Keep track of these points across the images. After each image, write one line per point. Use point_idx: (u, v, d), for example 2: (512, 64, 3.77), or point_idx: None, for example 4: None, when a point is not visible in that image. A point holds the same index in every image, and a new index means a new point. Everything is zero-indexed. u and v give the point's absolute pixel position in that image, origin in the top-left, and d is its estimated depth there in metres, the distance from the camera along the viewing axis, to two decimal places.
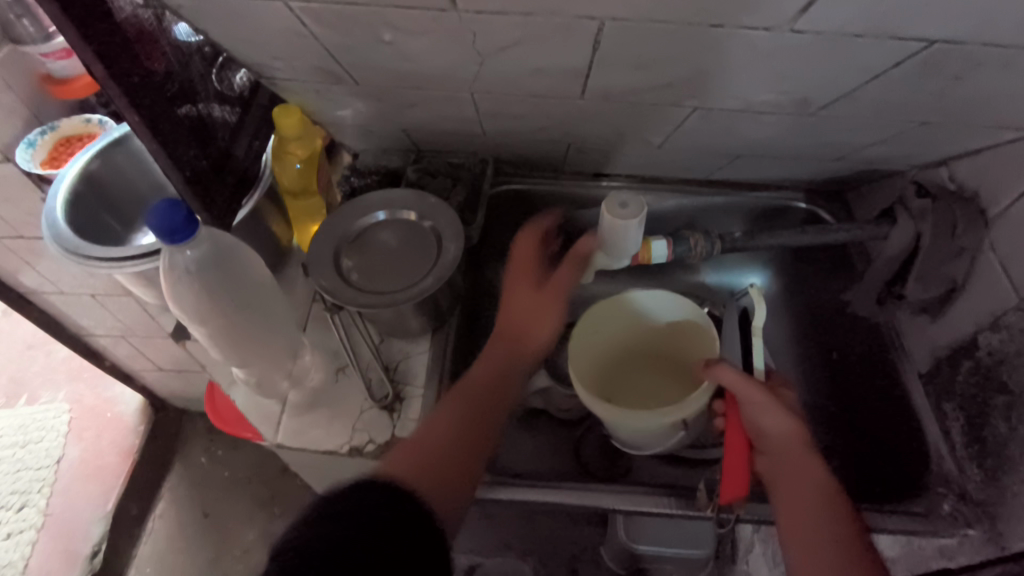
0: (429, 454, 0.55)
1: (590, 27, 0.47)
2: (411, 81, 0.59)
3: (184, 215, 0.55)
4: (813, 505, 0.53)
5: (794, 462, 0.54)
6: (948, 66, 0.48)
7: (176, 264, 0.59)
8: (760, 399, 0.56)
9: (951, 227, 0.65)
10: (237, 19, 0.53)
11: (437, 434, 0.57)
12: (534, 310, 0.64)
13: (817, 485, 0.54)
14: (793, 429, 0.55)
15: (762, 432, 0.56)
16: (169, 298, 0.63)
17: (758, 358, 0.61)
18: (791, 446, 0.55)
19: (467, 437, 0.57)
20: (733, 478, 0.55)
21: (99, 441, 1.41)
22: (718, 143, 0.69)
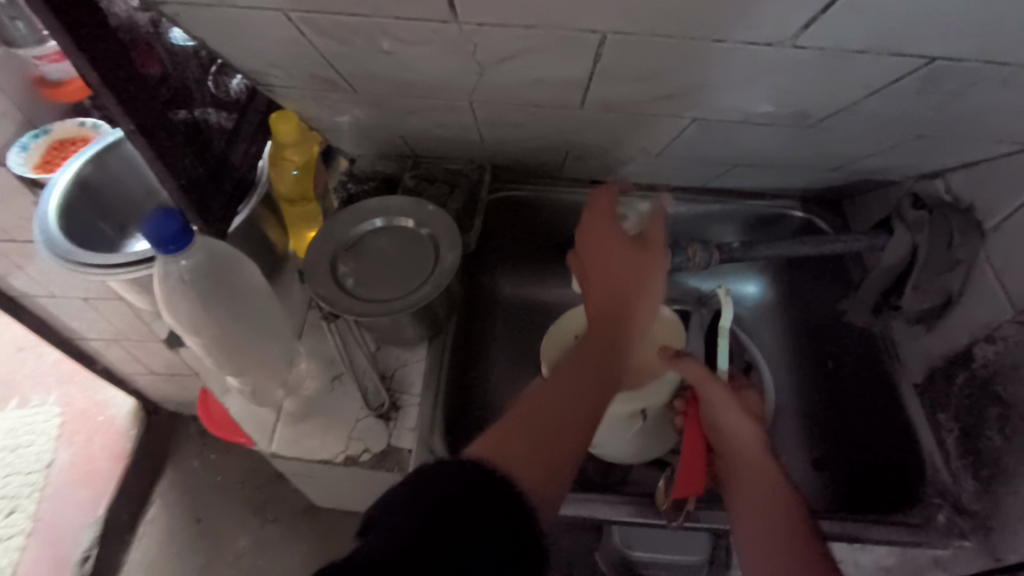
0: (530, 430, 0.46)
1: (591, 40, 0.47)
2: (410, 89, 0.59)
3: (180, 224, 0.54)
4: (764, 492, 0.52)
5: (745, 453, 0.56)
6: (947, 82, 0.48)
7: (170, 273, 0.59)
8: (716, 395, 0.59)
9: (947, 240, 0.65)
10: (235, 27, 0.52)
11: (535, 421, 0.47)
12: (629, 280, 0.58)
13: (768, 474, 0.53)
14: (746, 424, 0.57)
15: (717, 426, 0.58)
16: (164, 307, 0.62)
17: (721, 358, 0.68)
18: (743, 438, 0.57)
19: (568, 422, 0.48)
20: (687, 470, 0.58)
21: (90, 446, 1.40)
22: (716, 152, 0.69)
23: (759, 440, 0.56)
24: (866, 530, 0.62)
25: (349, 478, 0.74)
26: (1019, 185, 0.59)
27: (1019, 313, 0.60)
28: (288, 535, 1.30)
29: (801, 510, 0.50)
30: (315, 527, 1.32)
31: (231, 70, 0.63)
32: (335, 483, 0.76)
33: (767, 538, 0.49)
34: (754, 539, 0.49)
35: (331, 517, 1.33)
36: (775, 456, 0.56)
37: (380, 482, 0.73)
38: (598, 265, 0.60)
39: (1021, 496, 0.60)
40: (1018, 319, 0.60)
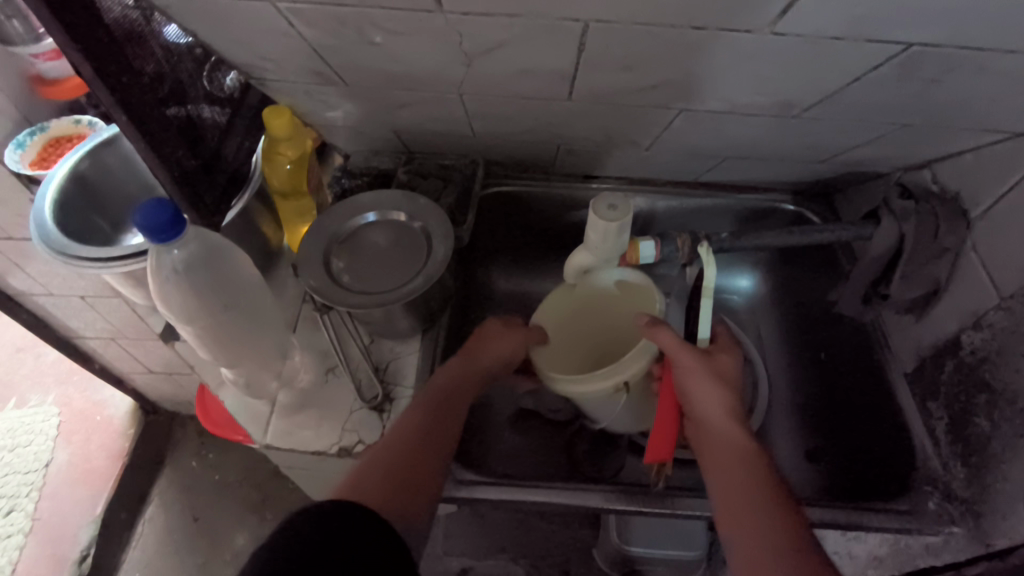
0: (392, 467, 0.54)
1: (575, 29, 0.48)
2: (400, 81, 0.60)
3: (171, 213, 0.55)
4: (733, 462, 0.53)
5: (713, 422, 0.56)
6: (926, 68, 0.49)
7: (163, 263, 0.59)
8: (688, 364, 0.58)
9: (933, 228, 0.66)
10: (225, 20, 0.53)
11: (385, 462, 0.54)
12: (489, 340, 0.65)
13: (736, 441, 0.55)
14: (715, 393, 0.57)
15: (688, 397, 0.58)
16: (158, 299, 0.62)
17: (702, 325, 0.62)
18: (712, 407, 0.57)
19: (425, 454, 0.56)
20: (658, 438, 0.61)
21: (89, 445, 1.40)
22: (704, 145, 0.70)
23: (728, 408, 0.57)
24: (860, 517, 0.63)
25: (343, 470, 0.74)
26: (1003, 173, 0.60)
27: (1004, 300, 0.60)
28: None
29: (771, 480, 0.52)
30: None
31: (225, 66, 0.64)
32: (328, 476, 0.77)
33: (739, 506, 0.51)
34: (726, 508, 0.51)
35: None
36: (743, 422, 0.57)
37: None
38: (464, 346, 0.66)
39: (1009, 481, 0.60)
40: (1003, 306, 0.60)
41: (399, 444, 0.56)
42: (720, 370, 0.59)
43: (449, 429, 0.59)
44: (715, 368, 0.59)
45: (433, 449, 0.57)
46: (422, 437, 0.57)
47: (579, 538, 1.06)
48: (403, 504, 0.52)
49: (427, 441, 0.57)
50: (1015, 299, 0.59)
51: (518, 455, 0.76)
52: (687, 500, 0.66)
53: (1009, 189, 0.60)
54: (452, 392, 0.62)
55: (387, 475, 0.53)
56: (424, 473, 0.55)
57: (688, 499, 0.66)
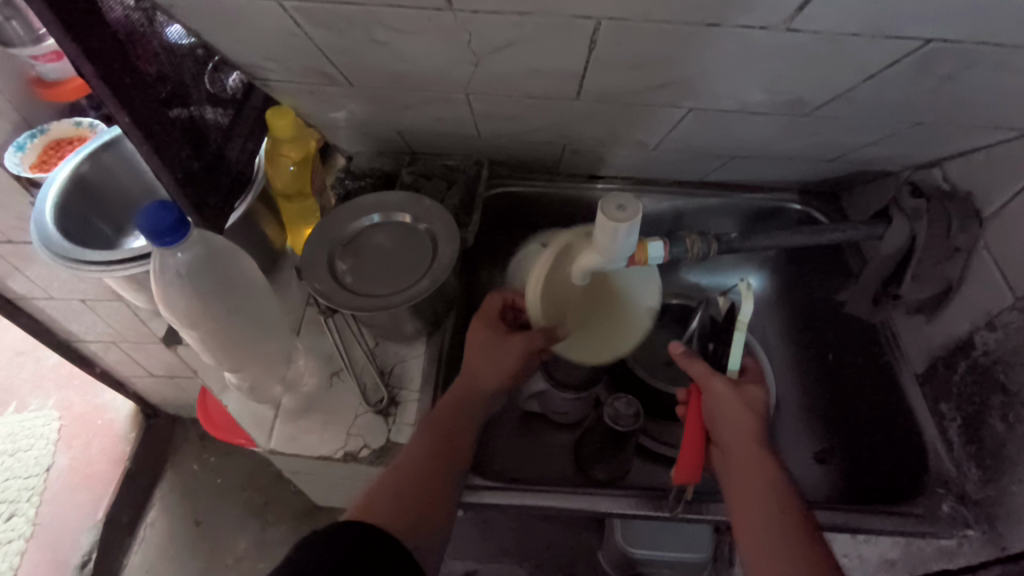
0: (404, 492, 0.55)
1: (587, 27, 0.47)
2: (406, 81, 0.59)
3: (175, 216, 0.54)
4: (761, 496, 0.53)
5: (743, 453, 0.55)
6: (943, 64, 0.48)
7: (167, 266, 0.58)
8: (720, 391, 0.58)
9: (946, 227, 0.65)
10: (228, 21, 0.52)
11: (402, 484, 0.55)
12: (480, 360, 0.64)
13: (764, 469, 0.54)
14: (745, 421, 0.56)
15: (717, 423, 0.57)
16: (160, 302, 0.61)
17: (733, 357, 0.60)
18: (742, 437, 0.56)
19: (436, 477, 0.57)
20: (688, 462, 0.58)
21: (90, 449, 1.40)
22: (712, 144, 0.69)
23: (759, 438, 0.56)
24: (872, 520, 0.62)
25: (347, 475, 0.73)
26: (1016, 172, 0.59)
27: (1018, 300, 0.59)
28: (288, 536, 1.30)
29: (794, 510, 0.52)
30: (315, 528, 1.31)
31: (228, 67, 0.64)
32: (333, 481, 0.76)
33: (766, 542, 0.50)
34: (752, 542, 0.51)
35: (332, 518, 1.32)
36: (773, 453, 0.56)
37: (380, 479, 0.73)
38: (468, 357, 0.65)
39: None
40: (1018, 306, 0.59)
41: (415, 467, 0.57)
42: (750, 398, 0.58)
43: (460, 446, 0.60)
44: (745, 395, 0.58)
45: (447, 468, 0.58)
46: (437, 457, 0.58)
47: (583, 541, 1.05)
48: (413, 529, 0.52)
49: (441, 459, 0.58)
50: None
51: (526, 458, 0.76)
52: (702, 506, 0.65)
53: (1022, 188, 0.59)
54: (464, 406, 0.62)
55: (402, 498, 0.54)
56: (438, 494, 0.56)
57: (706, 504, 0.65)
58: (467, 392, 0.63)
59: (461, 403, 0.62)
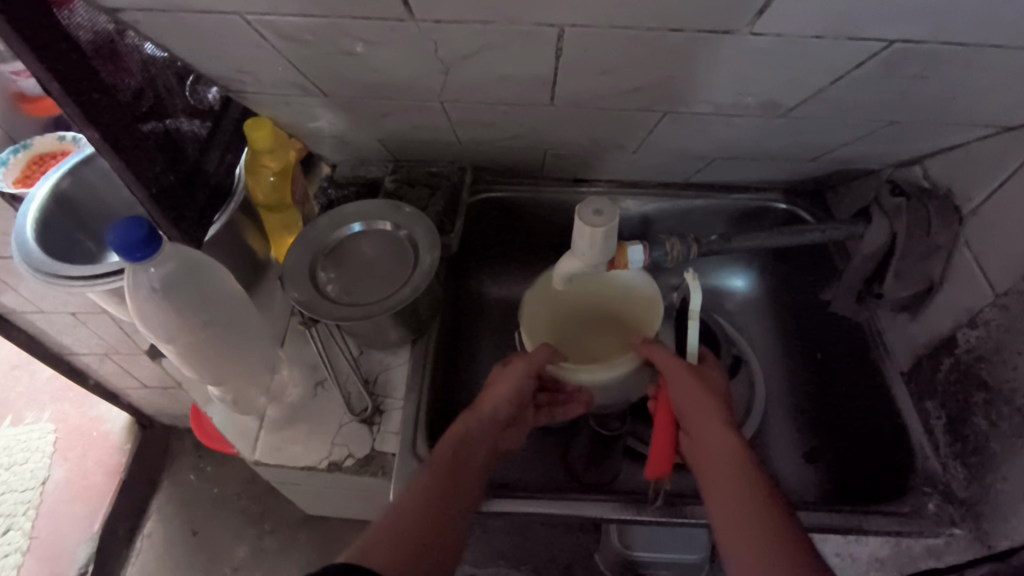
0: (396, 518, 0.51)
1: (551, 34, 0.47)
2: (379, 91, 0.59)
3: (146, 231, 0.54)
4: (730, 473, 0.52)
5: (707, 430, 0.55)
6: (911, 64, 0.48)
7: (140, 282, 0.58)
8: (682, 373, 0.59)
9: (926, 226, 0.65)
10: (195, 36, 0.52)
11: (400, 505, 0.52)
12: (491, 388, 0.63)
13: (733, 447, 0.53)
14: (708, 399, 0.57)
15: (683, 408, 0.58)
16: (137, 318, 0.61)
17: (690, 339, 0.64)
18: (705, 419, 0.56)
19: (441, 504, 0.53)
20: (658, 456, 0.61)
21: (85, 462, 1.40)
22: (693, 146, 0.69)
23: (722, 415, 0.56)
24: (863, 520, 0.61)
25: (333, 485, 0.73)
26: (996, 167, 0.59)
27: (999, 297, 0.59)
28: (285, 545, 1.30)
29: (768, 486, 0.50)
30: (313, 536, 1.31)
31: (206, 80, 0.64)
32: (320, 491, 0.76)
33: (734, 513, 0.49)
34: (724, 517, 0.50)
35: (331, 525, 1.31)
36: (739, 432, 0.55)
37: (367, 488, 0.72)
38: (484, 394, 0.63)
39: (1010, 482, 0.58)
40: (998, 303, 0.59)
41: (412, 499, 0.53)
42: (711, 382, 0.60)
43: (465, 486, 0.56)
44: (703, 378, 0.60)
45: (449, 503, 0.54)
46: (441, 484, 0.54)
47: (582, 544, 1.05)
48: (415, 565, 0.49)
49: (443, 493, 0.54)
50: (1010, 296, 0.58)
51: (514, 464, 0.76)
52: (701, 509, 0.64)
53: (1000, 184, 0.59)
54: (461, 440, 0.58)
55: (398, 542, 0.49)
56: (444, 533, 0.52)
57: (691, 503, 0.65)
58: (474, 433, 0.59)
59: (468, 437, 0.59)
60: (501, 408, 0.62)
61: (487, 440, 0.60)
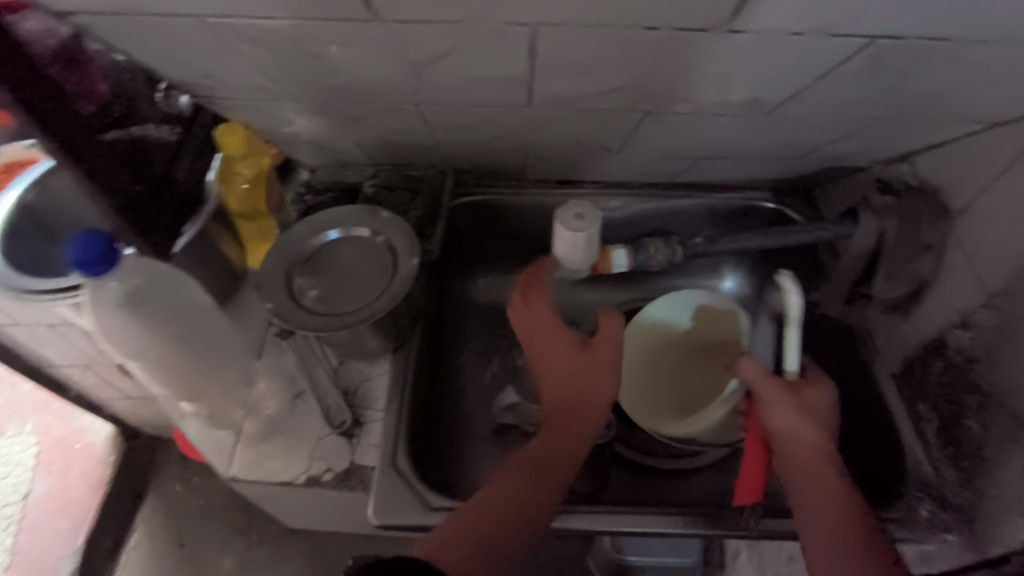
0: (479, 550, 0.50)
1: (522, 33, 0.45)
2: (352, 94, 0.57)
3: (104, 245, 0.51)
4: (837, 515, 0.51)
5: (812, 467, 0.53)
6: (897, 60, 0.47)
7: (103, 297, 0.57)
8: (778, 397, 0.56)
9: (917, 223, 0.63)
10: (154, 39, 0.50)
11: (485, 538, 0.50)
12: (572, 376, 0.57)
13: (837, 489, 0.52)
14: (813, 432, 0.54)
15: (777, 436, 0.55)
16: (102, 335, 0.60)
17: (789, 357, 0.58)
18: (806, 459, 0.54)
19: (508, 538, 0.51)
20: (747, 479, 0.58)
21: (68, 474, 1.37)
22: (678, 146, 0.67)
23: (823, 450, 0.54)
24: None
25: (314, 500, 0.71)
26: (986, 164, 0.58)
27: (989, 297, 0.57)
28: (273, 556, 1.28)
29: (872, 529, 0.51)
30: (302, 546, 1.29)
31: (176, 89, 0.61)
32: (301, 505, 0.73)
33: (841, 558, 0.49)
34: (821, 558, 0.50)
35: (321, 532, 1.29)
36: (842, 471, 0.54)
37: (348, 503, 0.70)
38: (541, 367, 0.59)
39: (1004, 488, 0.56)
40: (989, 304, 0.57)
41: (485, 508, 0.52)
42: (817, 402, 0.56)
43: (543, 499, 0.54)
44: (805, 400, 0.56)
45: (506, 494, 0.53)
46: (516, 505, 0.52)
47: (574, 549, 1.04)
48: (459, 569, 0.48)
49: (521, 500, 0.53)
50: (1001, 297, 0.56)
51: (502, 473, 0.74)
52: (696, 519, 0.62)
53: (990, 182, 0.58)
54: (550, 457, 0.55)
55: (478, 552, 0.50)
56: (511, 530, 0.51)
57: (723, 520, 0.62)
58: (547, 444, 0.56)
59: (541, 451, 0.56)
60: (597, 406, 0.57)
61: (569, 448, 0.56)
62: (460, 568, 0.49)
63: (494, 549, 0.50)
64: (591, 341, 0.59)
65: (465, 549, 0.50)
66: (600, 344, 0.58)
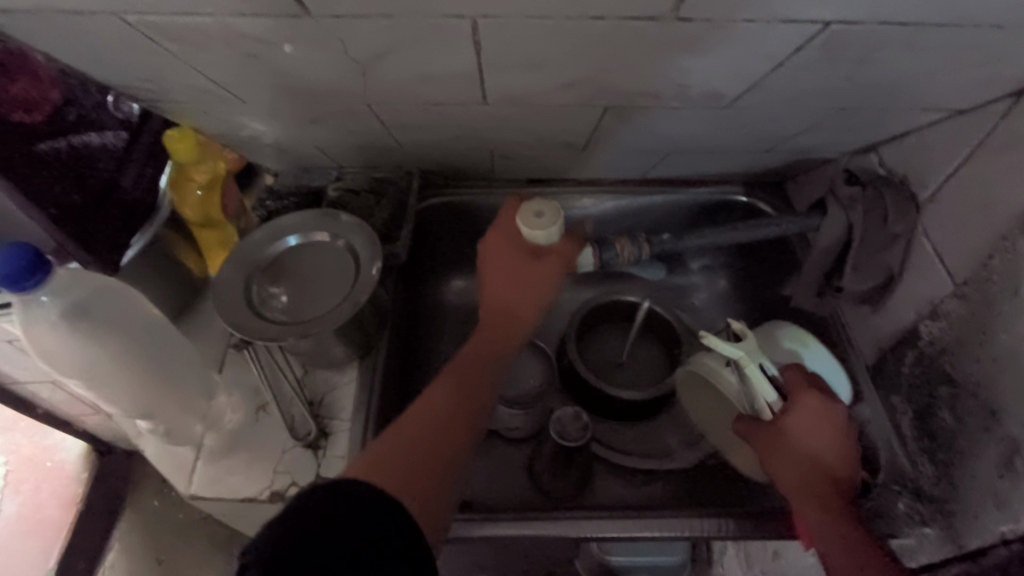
0: (398, 466, 0.45)
1: (463, 26, 0.43)
2: (300, 94, 0.55)
3: (30, 258, 0.49)
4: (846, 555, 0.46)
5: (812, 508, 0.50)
6: (852, 47, 0.46)
7: (35, 316, 0.54)
8: (761, 438, 0.53)
9: (883, 214, 0.62)
10: (82, 41, 0.48)
11: (405, 448, 0.47)
12: (519, 290, 0.60)
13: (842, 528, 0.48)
14: (801, 468, 0.51)
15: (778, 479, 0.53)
16: (38, 354, 0.57)
17: (765, 390, 0.53)
18: (807, 500, 0.50)
19: (436, 445, 0.48)
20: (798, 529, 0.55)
21: (39, 493, 1.33)
22: (643, 141, 0.66)
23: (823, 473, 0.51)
24: None
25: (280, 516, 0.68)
26: (953, 151, 0.57)
27: (958, 287, 0.57)
28: None
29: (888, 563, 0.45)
30: None
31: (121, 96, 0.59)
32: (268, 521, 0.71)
33: None
34: None
35: None
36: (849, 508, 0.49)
37: None
38: (496, 273, 0.61)
39: (978, 479, 0.55)
40: (958, 293, 0.56)
41: (425, 406, 0.51)
42: (806, 417, 0.52)
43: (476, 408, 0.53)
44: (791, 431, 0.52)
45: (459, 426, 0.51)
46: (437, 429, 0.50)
47: None
48: (411, 490, 0.44)
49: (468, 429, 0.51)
50: (968, 285, 0.55)
51: (477, 481, 0.72)
52: (673, 520, 0.61)
53: (955, 169, 0.57)
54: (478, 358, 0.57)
55: (404, 462, 0.46)
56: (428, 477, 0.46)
57: (700, 521, 0.60)
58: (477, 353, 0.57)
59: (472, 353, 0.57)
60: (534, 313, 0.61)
61: (502, 343, 0.59)
62: (401, 489, 0.44)
63: (434, 486, 0.46)
64: (541, 253, 0.60)
65: (393, 467, 0.45)
66: (546, 261, 0.60)
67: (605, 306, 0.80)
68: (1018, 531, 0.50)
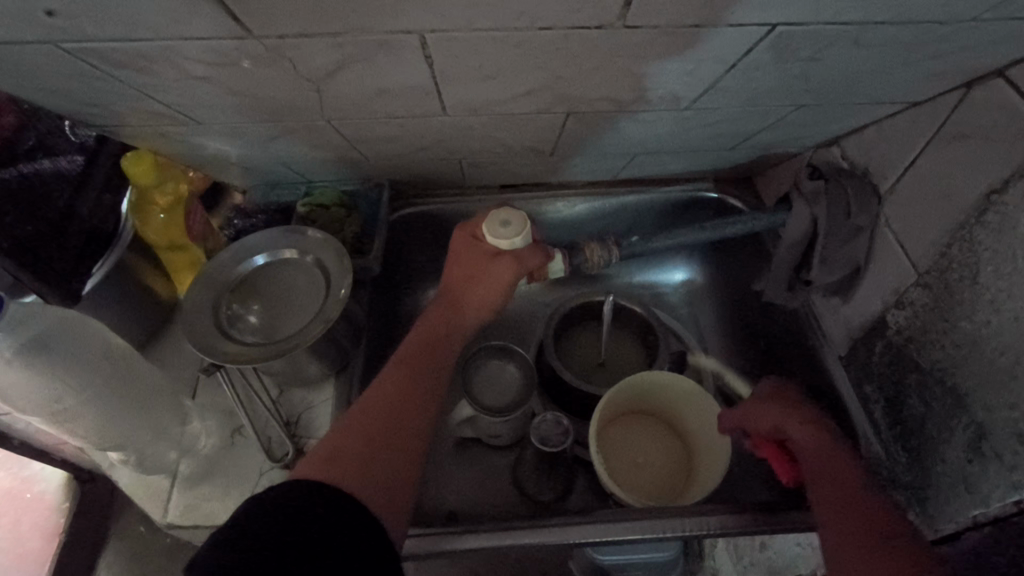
0: (357, 462, 0.47)
1: (411, 41, 0.43)
2: (255, 113, 0.54)
3: None
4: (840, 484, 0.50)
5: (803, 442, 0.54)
6: (800, 46, 0.46)
7: None
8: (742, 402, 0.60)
9: (843, 208, 0.64)
10: (24, 71, 0.47)
11: (368, 445, 0.48)
12: (474, 283, 0.60)
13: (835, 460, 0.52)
14: (785, 415, 0.57)
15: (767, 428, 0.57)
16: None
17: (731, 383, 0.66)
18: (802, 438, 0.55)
19: (392, 438, 0.50)
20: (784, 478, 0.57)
21: (19, 527, 1.29)
22: (609, 145, 0.66)
23: (787, 424, 0.56)
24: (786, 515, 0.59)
25: None
26: (911, 142, 0.58)
27: (921, 276, 0.57)
28: None
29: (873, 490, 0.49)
30: None
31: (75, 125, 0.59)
32: None
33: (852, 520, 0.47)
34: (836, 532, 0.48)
35: None
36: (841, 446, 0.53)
37: None
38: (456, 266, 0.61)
39: (948, 464, 0.55)
40: (922, 282, 0.57)
41: (379, 399, 0.52)
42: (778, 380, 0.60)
43: (433, 398, 0.54)
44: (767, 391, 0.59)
45: (408, 422, 0.51)
46: (387, 421, 0.50)
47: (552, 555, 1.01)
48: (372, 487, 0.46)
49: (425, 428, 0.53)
50: (931, 275, 0.56)
51: (460, 491, 0.72)
52: (655, 521, 0.60)
53: (914, 159, 0.58)
54: (432, 347, 0.57)
55: (363, 458, 0.47)
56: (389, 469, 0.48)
57: (679, 519, 0.59)
58: (431, 340, 0.58)
59: (427, 341, 0.58)
60: (492, 300, 0.61)
61: (454, 335, 0.59)
62: (361, 485, 0.45)
63: (393, 478, 0.47)
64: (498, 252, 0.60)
65: (354, 462, 0.47)
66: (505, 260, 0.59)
67: (581, 309, 0.81)
68: (989, 514, 0.51)
